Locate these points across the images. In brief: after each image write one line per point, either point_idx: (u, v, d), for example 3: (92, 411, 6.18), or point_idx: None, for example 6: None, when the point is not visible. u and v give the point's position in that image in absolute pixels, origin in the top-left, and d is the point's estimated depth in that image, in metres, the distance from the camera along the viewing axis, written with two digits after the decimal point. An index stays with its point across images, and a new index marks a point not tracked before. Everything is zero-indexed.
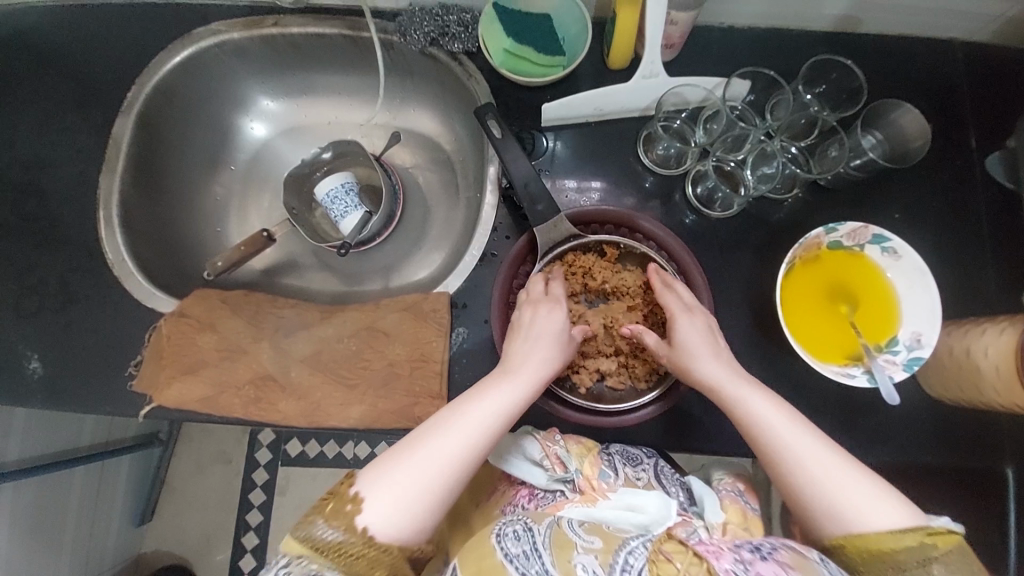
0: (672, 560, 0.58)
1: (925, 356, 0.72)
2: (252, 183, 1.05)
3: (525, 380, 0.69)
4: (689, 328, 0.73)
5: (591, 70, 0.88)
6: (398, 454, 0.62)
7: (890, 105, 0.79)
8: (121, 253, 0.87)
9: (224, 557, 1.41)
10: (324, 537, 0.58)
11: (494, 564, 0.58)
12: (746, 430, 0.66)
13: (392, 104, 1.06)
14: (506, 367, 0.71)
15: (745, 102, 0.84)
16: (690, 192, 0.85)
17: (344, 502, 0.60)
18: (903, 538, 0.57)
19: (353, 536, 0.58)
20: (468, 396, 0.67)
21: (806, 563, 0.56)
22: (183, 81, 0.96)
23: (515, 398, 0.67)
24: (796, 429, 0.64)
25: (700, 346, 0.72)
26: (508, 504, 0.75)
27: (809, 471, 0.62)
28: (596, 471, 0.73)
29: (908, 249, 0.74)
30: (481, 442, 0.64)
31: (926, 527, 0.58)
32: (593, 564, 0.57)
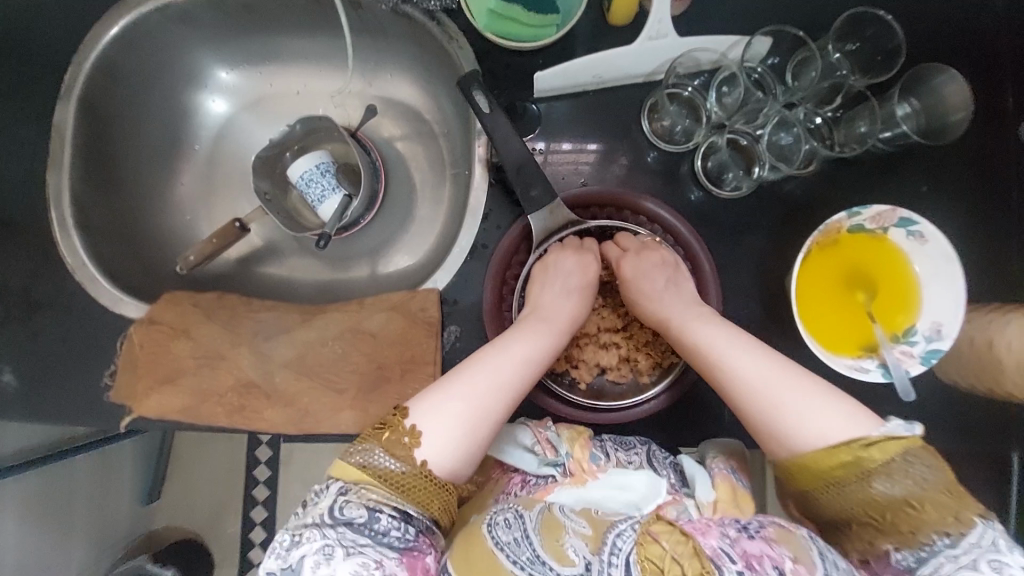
0: (659, 540, 0.54)
1: (943, 349, 0.68)
2: (216, 166, 0.96)
3: (565, 320, 0.70)
4: (638, 265, 0.72)
5: (588, 28, 0.77)
6: (449, 386, 0.60)
7: (932, 70, 0.70)
8: (80, 254, 0.80)
9: (235, 530, 1.40)
10: (384, 465, 0.55)
11: (485, 555, 0.55)
12: (702, 359, 0.64)
13: (366, 69, 0.95)
14: (545, 311, 0.69)
15: (765, 65, 0.75)
16: (699, 166, 0.77)
17: (400, 434, 0.56)
18: (837, 454, 0.54)
19: (411, 469, 0.55)
20: (513, 334, 0.66)
21: (793, 539, 0.55)
22: (126, 57, 0.84)
23: (558, 336, 0.68)
24: (755, 353, 0.62)
25: (654, 281, 0.71)
26: (501, 492, 0.68)
27: (770, 393, 0.59)
28: (586, 453, 0.69)
29: (937, 233, 0.68)
30: (531, 375, 0.63)
31: (862, 439, 0.54)
32: (583, 550, 0.57)
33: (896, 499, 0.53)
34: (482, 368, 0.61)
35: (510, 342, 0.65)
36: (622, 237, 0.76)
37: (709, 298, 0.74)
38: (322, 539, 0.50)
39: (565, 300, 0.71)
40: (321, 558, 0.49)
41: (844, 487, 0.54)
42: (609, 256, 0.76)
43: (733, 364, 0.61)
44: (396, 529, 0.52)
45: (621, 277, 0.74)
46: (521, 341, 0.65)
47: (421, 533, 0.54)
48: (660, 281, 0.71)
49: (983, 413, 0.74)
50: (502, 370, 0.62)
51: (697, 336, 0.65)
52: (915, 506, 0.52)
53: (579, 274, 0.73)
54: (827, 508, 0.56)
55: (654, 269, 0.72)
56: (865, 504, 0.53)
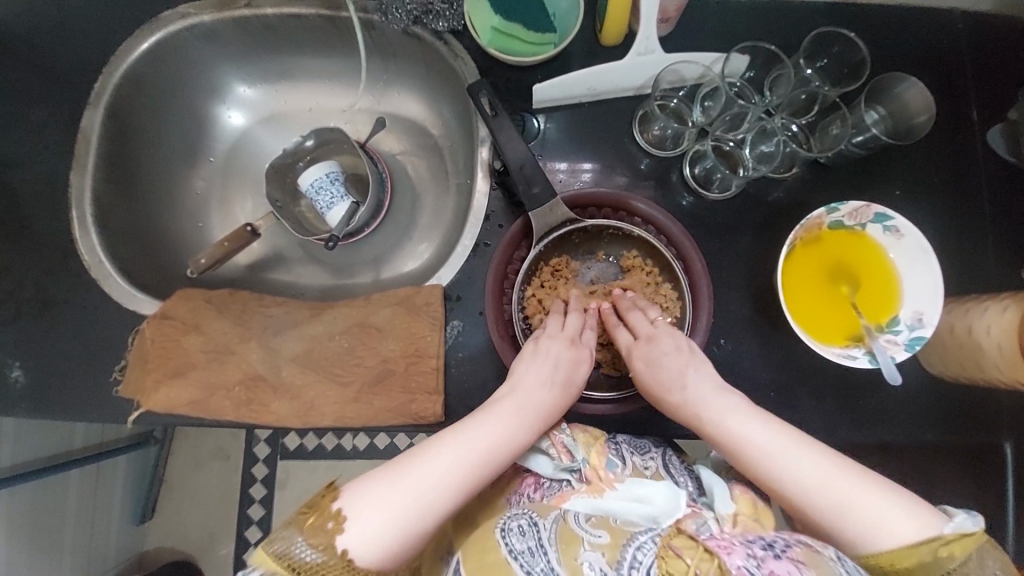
0: (682, 555, 0.59)
1: (926, 335, 0.71)
2: (231, 175, 1.01)
3: (525, 418, 0.67)
4: (649, 354, 0.72)
5: (582, 47, 0.84)
6: (396, 479, 0.60)
7: (895, 79, 0.76)
8: (98, 252, 0.83)
9: (227, 551, 1.38)
10: (302, 556, 0.55)
11: (499, 562, 0.59)
12: (742, 458, 0.64)
13: (376, 87, 1.01)
14: (511, 404, 0.68)
15: (743, 78, 0.82)
16: (687, 172, 0.82)
17: (325, 518, 0.57)
18: (918, 553, 0.56)
19: (330, 557, 0.55)
20: (478, 424, 0.65)
21: (820, 560, 0.56)
22: (155, 69, 0.90)
23: (514, 436, 0.65)
24: (799, 451, 0.62)
25: (678, 373, 0.70)
26: (514, 493, 0.73)
27: (822, 494, 0.59)
28: (602, 460, 0.71)
29: (911, 228, 0.72)
30: (479, 477, 0.62)
31: (940, 538, 0.55)
32: (600, 562, 0.59)
33: None
34: (433, 459, 0.61)
35: (472, 432, 0.64)
36: (631, 319, 0.76)
37: (700, 292, 0.78)
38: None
39: (543, 392, 0.70)
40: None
41: None
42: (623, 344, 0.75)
43: (771, 463, 0.62)
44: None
45: (635, 370, 0.74)
46: (484, 432, 0.64)
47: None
48: (682, 368, 0.70)
49: (965, 405, 0.77)
50: (456, 464, 0.62)
51: (735, 432, 0.65)
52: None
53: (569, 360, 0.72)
54: None
55: (670, 358, 0.71)
56: None
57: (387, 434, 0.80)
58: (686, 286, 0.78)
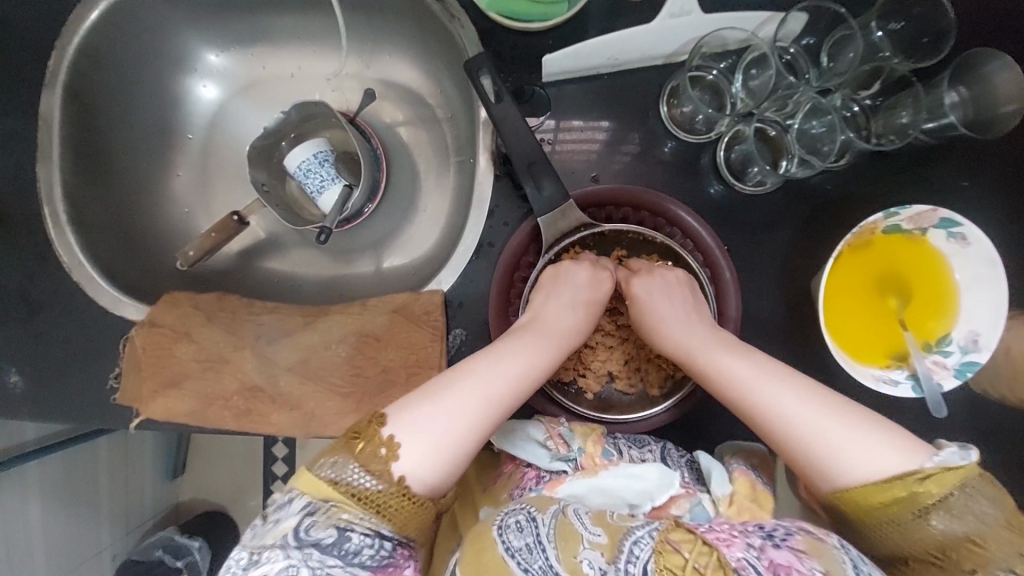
0: (681, 549, 0.52)
1: (981, 361, 0.63)
2: (211, 158, 0.92)
3: (552, 341, 0.64)
4: (649, 286, 0.68)
5: (602, 5, 0.69)
6: (441, 398, 0.56)
7: (988, 54, 0.62)
8: (77, 254, 0.78)
9: (258, 503, 1.37)
10: (358, 482, 0.51)
11: (495, 561, 0.53)
12: (719, 390, 0.61)
13: (363, 49, 0.89)
14: (542, 326, 0.65)
15: (799, 45, 0.68)
16: (721, 157, 0.72)
17: (376, 445, 0.53)
18: (890, 490, 0.50)
19: (388, 486, 0.52)
20: (505, 346, 0.62)
21: (823, 549, 0.52)
22: (113, 39, 0.80)
23: (544, 358, 0.63)
24: (784, 379, 0.58)
25: (662, 306, 0.67)
26: (515, 487, 0.67)
27: (807, 421, 0.54)
28: (598, 449, 0.67)
29: (981, 235, 0.62)
30: (522, 392, 0.60)
31: (917, 473, 0.50)
32: (599, 561, 0.53)
33: (957, 536, 0.49)
34: (466, 382, 0.58)
35: (503, 353, 0.61)
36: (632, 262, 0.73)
37: (727, 303, 0.70)
38: (286, 560, 0.48)
39: (566, 319, 0.67)
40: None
41: (902, 527, 0.50)
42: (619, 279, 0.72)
43: (752, 389, 0.58)
44: (367, 547, 0.50)
45: (632, 298, 0.69)
46: (514, 353, 0.62)
47: (396, 548, 0.52)
48: (684, 300, 0.67)
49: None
50: (493, 383, 0.58)
51: (716, 360, 0.62)
52: (977, 543, 0.49)
53: (587, 286, 0.69)
54: (892, 547, 0.51)
55: (664, 290, 0.68)
56: (926, 543, 0.49)
57: None
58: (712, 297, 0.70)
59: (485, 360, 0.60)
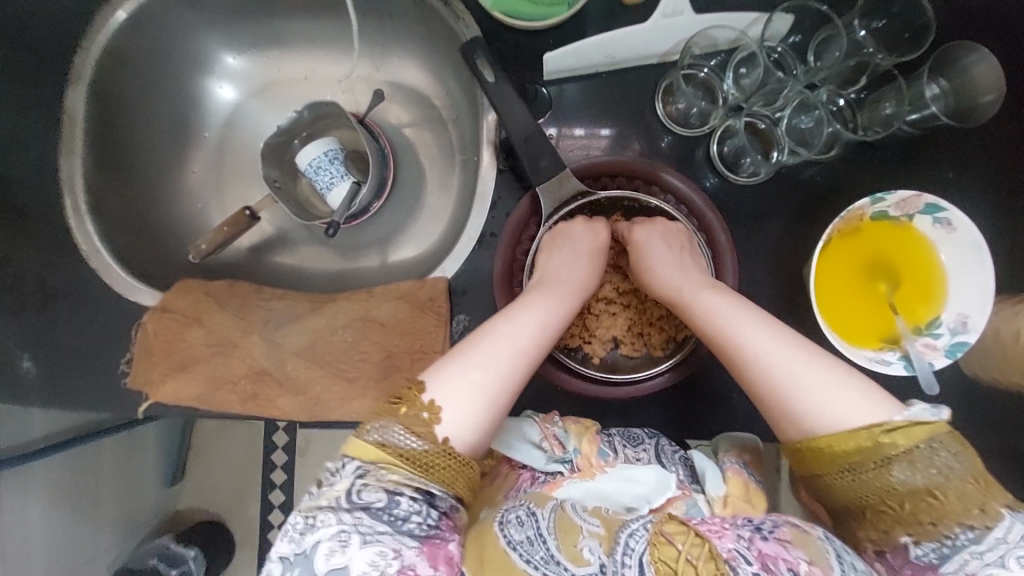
0: (674, 542, 0.53)
1: (970, 341, 0.65)
2: (226, 154, 0.96)
3: (564, 295, 0.67)
4: (650, 232, 0.71)
5: (600, 7, 0.74)
6: (468, 353, 0.59)
7: (963, 49, 0.66)
8: (94, 241, 0.82)
9: (255, 512, 1.37)
10: (404, 444, 0.53)
11: (498, 555, 0.54)
12: (706, 334, 0.63)
13: (373, 53, 0.93)
14: (551, 280, 0.69)
15: (786, 43, 0.72)
16: (715, 151, 0.75)
17: (419, 409, 0.55)
18: (856, 439, 0.51)
19: (433, 446, 0.54)
20: (523, 301, 0.65)
21: (808, 541, 0.53)
22: (135, 41, 0.84)
23: (559, 311, 0.66)
24: (768, 326, 0.59)
25: (656, 256, 0.70)
26: (511, 488, 0.69)
27: (786, 369, 0.56)
28: (594, 449, 0.68)
29: (965, 221, 0.64)
30: (543, 342, 0.62)
31: (884, 425, 0.51)
32: (598, 550, 0.55)
33: (915, 487, 0.50)
34: (489, 345, 0.59)
35: (521, 316, 0.63)
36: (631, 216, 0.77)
37: (723, 265, 0.72)
38: (339, 524, 0.50)
39: (578, 273, 0.71)
40: (336, 545, 0.49)
41: (861, 474, 0.52)
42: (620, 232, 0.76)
43: (738, 334, 0.60)
44: (415, 515, 0.52)
45: (632, 241, 0.72)
46: (530, 308, 0.64)
47: (442, 519, 0.53)
48: (679, 260, 0.69)
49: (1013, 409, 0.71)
50: (516, 344, 0.60)
51: (706, 311, 0.63)
52: (937, 497, 0.50)
53: (586, 245, 0.73)
54: (845, 495, 0.53)
55: (662, 237, 0.71)
56: (882, 492, 0.51)
57: None
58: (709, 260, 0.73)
59: (506, 316, 0.63)
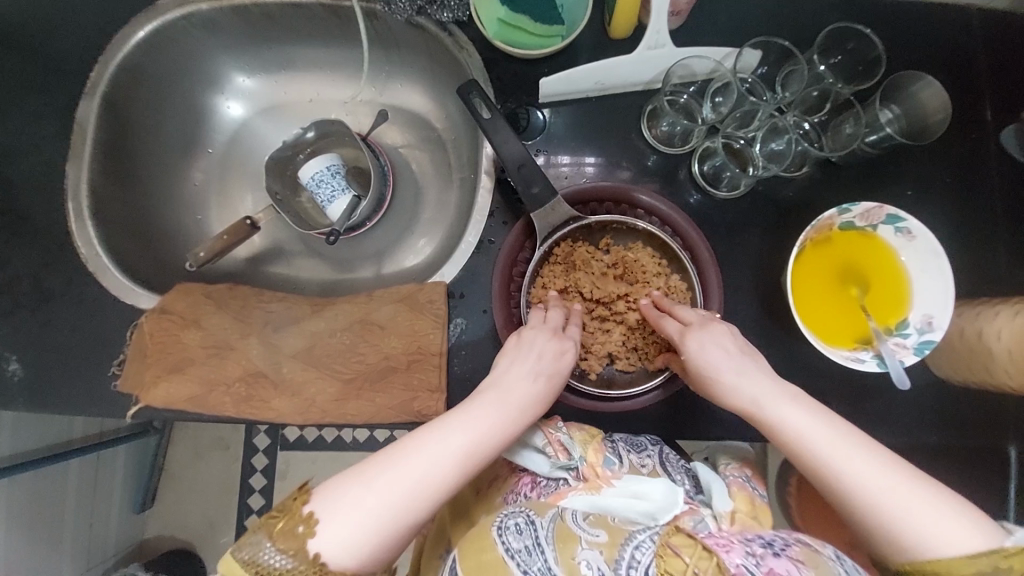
0: (681, 554, 0.57)
1: (936, 339, 0.70)
2: (230, 168, 0.99)
3: (501, 414, 0.61)
4: (703, 339, 0.65)
5: (590, 40, 0.82)
6: (370, 475, 0.55)
7: (910, 77, 0.75)
8: (95, 246, 0.82)
9: (228, 541, 1.31)
10: (270, 562, 0.51)
11: (495, 560, 0.57)
12: (797, 454, 0.58)
13: (378, 78, 0.99)
14: (498, 393, 0.63)
15: (756, 74, 0.80)
16: (696, 169, 0.81)
17: (295, 523, 0.52)
18: (974, 565, 0.51)
19: (300, 563, 0.51)
20: (460, 418, 0.59)
21: (819, 560, 0.55)
22: (152, 58, 0.89)
23: (492, 434, 0.60)
24: (859, 447, 0.57)
25: (722, 363, 0.64)
26: (510, 491, 0.72)
27: (888, 495, 0.54)
28: (600, 458, 0.69)
29: (924, 230, 0.71)
30: (464, 471, 0.57)
31: (1000, 549, 0.51)
32: (598, 560, 0.57)
33: None
34: (405, 464, 0.55)
35: (451, 435, 0.58)
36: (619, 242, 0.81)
37: (708, 284, 0.76)
38: None
39: (525, 385, 0.64)
40: None
41: None
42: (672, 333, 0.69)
43: (834, 459, 0.56)
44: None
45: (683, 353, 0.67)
46: (466, 429, 0.59)
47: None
48: (742, 365, 0.63)
49: (975, 407, 0.76)
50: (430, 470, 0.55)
51: (793, 427, 0.59)
52: None
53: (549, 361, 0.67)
54: None
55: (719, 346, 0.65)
56: None
57: (389, 431, 0.79)
58: (694, 278, 0.76)
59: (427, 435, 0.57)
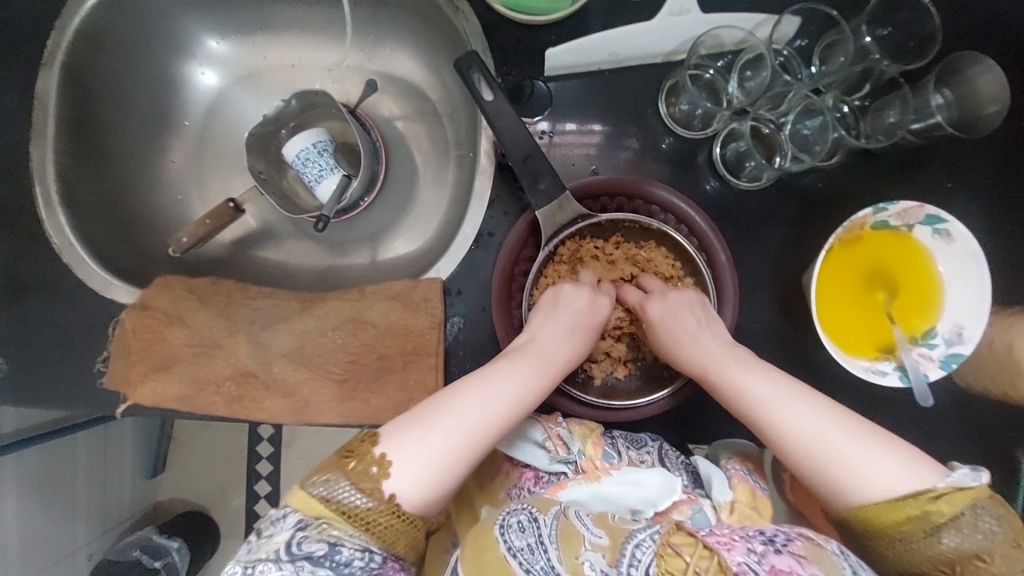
0: (681, 553, 0.52)
1: (965, 353, 0.65)
2: (209, 144, 0.92)
3: (548, 361, 0.64)
4: (665, 309, 0.68)
5: (604, 3, 0.71)
6: (431, 418, 0.57)
7: (968, 60, 0.66)
8: (68, 235, 0.77)
9: (239, 503, 1.33)
10: (349, 501, 0.52)
11: (496, 561, 0.53)
12: (735, 405, 0.60)
13: (366, 41, 0.89)
14: (538, 347, 0.65)
15: (792, 47, 0.71)
16: (717, 154, 0.74)
17: (368, 463, 0.54)
18: (903, 508, 0.51)
19: (377, 503, 0.53)
20: (505, 367, 0.62)
21: (823, 555, 0.52)
22: (112, 22, 0.80)
23: (539, 380, 0.62)
24: (796, 395, 0.57)
25: (677, 323, 0.67)
26: (513, 487, 0.68)
27: (820, 439, 0.55)
28: (599, 452, 0.68)
29: (965, 232, 0.64)
30: (517, 415, 0.59)
31: (930, 491, 0.50)
32: (600, 562, 0.53)
33: (966, 554, 0.50)
34: (464, 405, 0.58)
35: (503, 378, 0.60)
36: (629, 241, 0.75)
37: (723, 289, 0.71)
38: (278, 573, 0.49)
39: (565, 339, 0.66)
40: None
41: (912, 542, 0.51)
42: (636, 303, 0.72)
43: (770, 407, 0.57)
44: (359, 558, 0.52)
45: (649, 320, 0.69)
46: (512, 376, 0.61)
47: (386, 560, 0.53)
48: (699, 327, 0.66)
49: (1000, 414, 0.72)
50: (487, 410, 0.58)
51: (730, 378, 0.61)
52: (985, 559, 0.50)
53: (585, 320, 0.68)
54: (896, 564, 0.52)
55: (680, 309, 0.68)
56: (935, 559, 0.51)
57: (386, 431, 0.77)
58: (709, 282, 0.71)
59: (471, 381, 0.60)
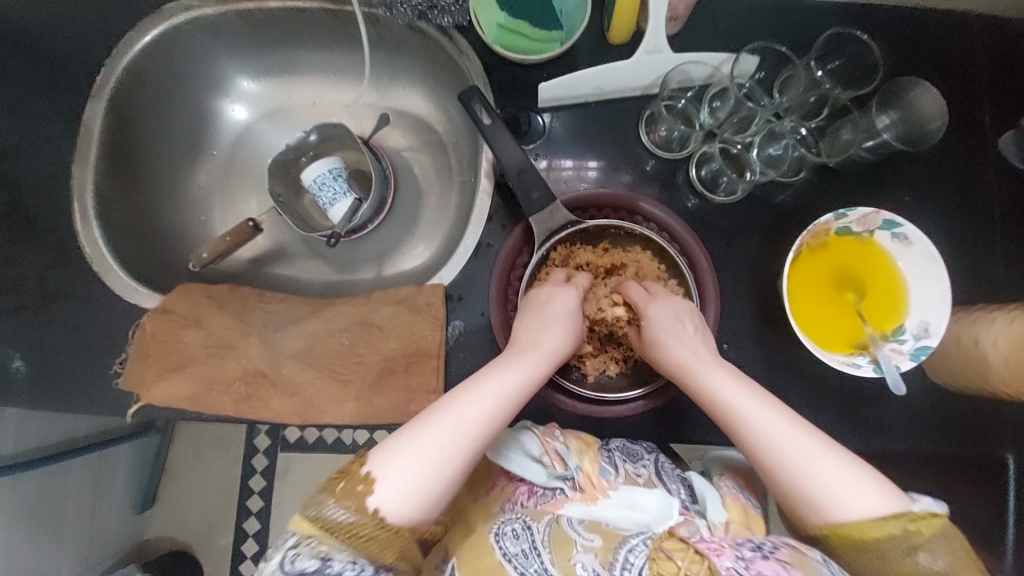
0: (673, 558, 0.55)
1: (932, 345, 0.70)
2: (234, 170, 1.01)
3: (532, 362, 0.63)
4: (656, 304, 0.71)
5: (590, 47, 0.83)
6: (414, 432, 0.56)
7: (908, 84, 0.75)
8: (99, 246, 0.83)
9: (226, 543, 1.30)
10: (335, 518, 0.53)
11: (493, 565, 0.57)
12: (720, 416, 0.61)
13: (381, 82, 1.00)
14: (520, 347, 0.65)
15: (753, 79, 0.81)
16: (693, 174, 0.82)
17: (355, 482, 0.54)
18: (886, 527, 0.53)
19: (364, 519, 0.53)
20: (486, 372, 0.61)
21: (806, 561, 0.53)
22: (156, 61, 0.90)
23: (522, 382, 0.61)
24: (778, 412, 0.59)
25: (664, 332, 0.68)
26: (507, 501, 0.69)
27: (800, 456, 0.56)
28: (596, 467, 0.69)
29: (920, 235, 0.71)
30: (500, 418, 0.59)
31: (907, 513, 0.53)
32: (593, 563, 0.56)
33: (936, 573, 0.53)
34: (445, 413, 0.57)
35: (487, 382, 0.60)
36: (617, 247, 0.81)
37: (705, 292, 0.76)
38: None
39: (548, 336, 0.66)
40: None
41: (891, 560, 0.53)
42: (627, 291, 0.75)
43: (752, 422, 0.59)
44: (349, 571, 0.52)
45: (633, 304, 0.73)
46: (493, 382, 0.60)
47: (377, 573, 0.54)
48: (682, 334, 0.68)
49: (973, 413, 0.75)
50: (472, 415, 0.57)
51: (715, 392, 0.62)
52: None
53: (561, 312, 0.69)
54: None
55: (665, 316, 0.69)
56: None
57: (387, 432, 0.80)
58: (693, 286, 0.77)
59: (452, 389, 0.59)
